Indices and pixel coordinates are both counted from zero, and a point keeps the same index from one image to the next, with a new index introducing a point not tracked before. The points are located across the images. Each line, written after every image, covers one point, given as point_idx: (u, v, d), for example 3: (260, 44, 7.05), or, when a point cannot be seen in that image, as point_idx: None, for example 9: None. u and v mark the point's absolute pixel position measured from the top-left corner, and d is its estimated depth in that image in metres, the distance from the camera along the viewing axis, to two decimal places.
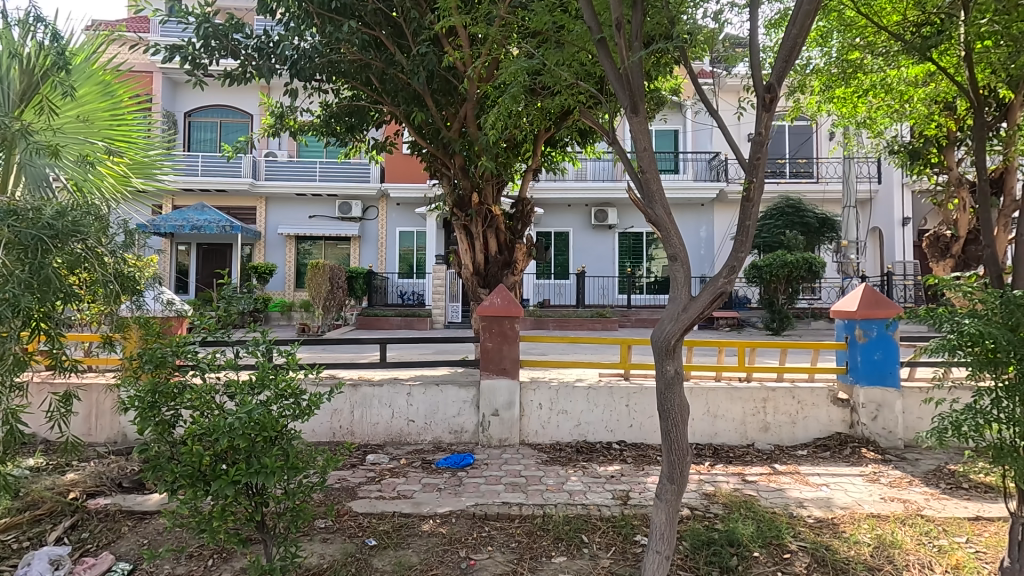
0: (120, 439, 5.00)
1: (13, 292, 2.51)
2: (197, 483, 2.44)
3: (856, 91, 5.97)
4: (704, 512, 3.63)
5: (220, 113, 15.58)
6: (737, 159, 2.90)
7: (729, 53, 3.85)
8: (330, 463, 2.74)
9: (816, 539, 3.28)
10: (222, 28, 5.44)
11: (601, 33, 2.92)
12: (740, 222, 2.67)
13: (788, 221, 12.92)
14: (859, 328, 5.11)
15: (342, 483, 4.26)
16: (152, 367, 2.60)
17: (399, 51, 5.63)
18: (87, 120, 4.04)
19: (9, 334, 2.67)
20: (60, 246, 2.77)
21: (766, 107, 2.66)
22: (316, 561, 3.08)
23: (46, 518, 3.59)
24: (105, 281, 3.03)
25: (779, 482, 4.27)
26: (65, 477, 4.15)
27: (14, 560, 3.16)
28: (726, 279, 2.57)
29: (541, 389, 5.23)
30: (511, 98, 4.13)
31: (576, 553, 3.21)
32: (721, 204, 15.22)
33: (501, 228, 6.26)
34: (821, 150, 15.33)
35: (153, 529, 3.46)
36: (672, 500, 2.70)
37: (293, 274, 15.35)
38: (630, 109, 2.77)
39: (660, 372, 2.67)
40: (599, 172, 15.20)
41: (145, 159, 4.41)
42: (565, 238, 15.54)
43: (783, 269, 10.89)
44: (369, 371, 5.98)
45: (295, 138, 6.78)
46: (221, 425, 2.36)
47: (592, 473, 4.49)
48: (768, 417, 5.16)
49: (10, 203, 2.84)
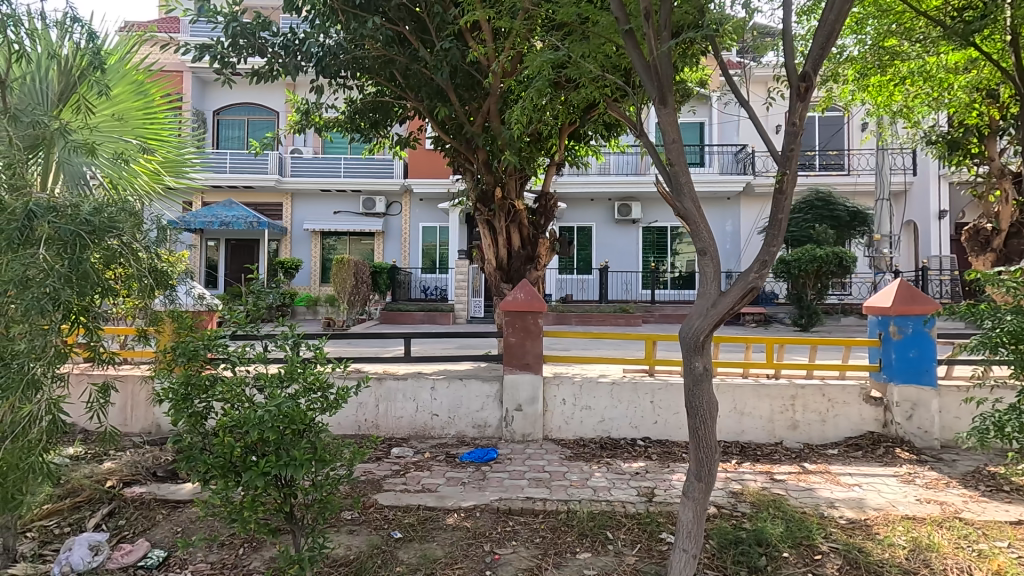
0: (154, 429, 5.13)
1: (53, 286, 2.62)
2: (229, 473, 2.51)
3: (893, 79, 5.74)
4: (731, 511, 3.58)
5: (247, 110, 15.86)
6: (768, 150, 2.82)
7: (758, 42, 3.76)
8: (356, 457, 2.77)
9: (849, 541, 3.20)
10: (249, 26, 5.50)
11: (627, 24, 2.83)
12: (771, 215, 2.61)
13: (817, 214, 12.59)
14: (893, 325, 4.96)
15: (368, 476, 4.31)
16: (185, 360, 2.69)
17: (422, 47, 5.64)
18: (121, 118, 4.14)
19: (49, 327, 2.77)
20: (97, 242, 2.83)
21: (801, 96, 2.58)
22: (343, 552, 3.13)
23: (86, 505, 3.72)
24: (140, 276, 3.09)
25: (809, 481, 4.18)
26: (103, 466, 4.29)
27: (56, 545, 3.29)
28: (757, 274, 2.51)
29: (564, 385, 5.21)
30: (535, 91, 4.09)
31: (600, 549, 3.19)
32: (747, 196, 14.89)
33: (524, 222, 6.26)
34: (852, 141, 14.90)
35: (187, 517, 3.55)
36: (700, 498, 2.67)
37: (318, 270, 15.59)
38: (658, 100, 2.70)
39: (689, 368, 2.64)
40: (624, 165, 15.14)
41: (177, 157, 4.55)
42: (588, 234, 15.39)
43: (812, 264, 10.65)
44: (394, 366, 6.02)
45: (320, 134, 6.82)
46: (251, 418, 2.43)
47: (617, 470, 4.46)
48: (798, 415, 5.04)
49: (49, 200, 2.92)
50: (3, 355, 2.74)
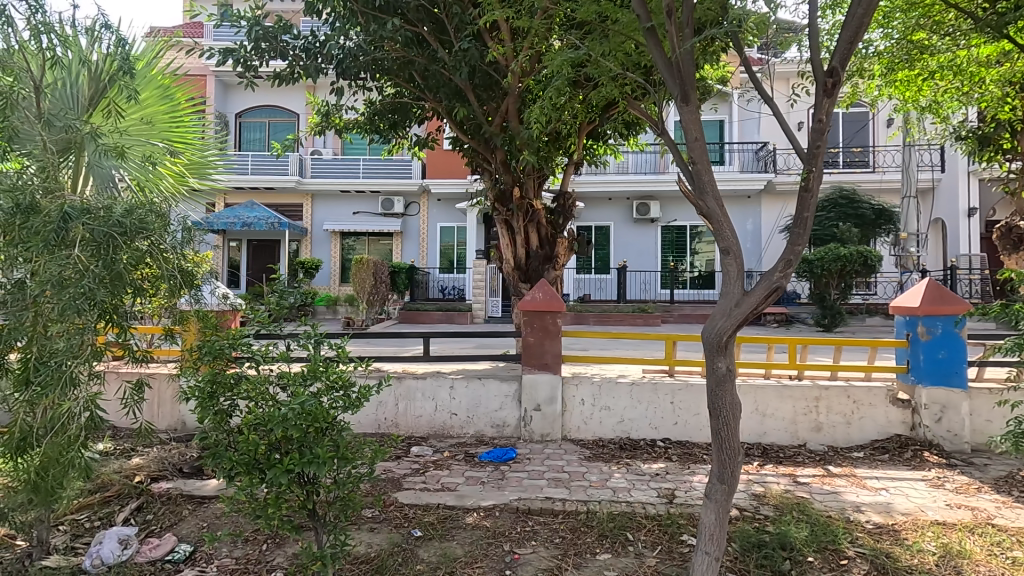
0: (179, 426, 5.24)
1: (89, 285, 2.71)
2: (253, 470, 2.54)
3: (921, 73, 5.65)
4: (754, 513, 3.53)
5: (269, 112, 16.10)
6: (793, 148, 2.77)
7: (781, 38, 3.72)
8: (378, 455, 2.79)
9: (876, 546, 3.13)
10: (272, 30, 5.61)
11: (649, 21, 2.80)
12: (797, 214, 2.56)
13: (841, 212, 12.35)
14: (922, 325, 4.85)
15: (388, 474, 4.35)
16: (210, 358, 2.73)
17: (441, 47, 5.66)
18: (149, 122, 4.20)
19: (85, 325, 2.87)
20: (129, 243, 2.91)
21: (827, 93, 2.53)
22: (364, 549, 3.16)
23: (115, 500, 3.82)
24: (169, 275, 3.15)
25: (834, 485, 4.11)
26: (131, 461, 4.40)
27: (88, 538, 3.38)
28: (782, 273, 2.47)
29: (583, 385, 5.19)
30: (555, 90, 4.08)
31: (621, 550, 3.18)
32: (768, 195, 14.67)
33: (542, 221, 6.25)
34: (878, 137, 14.59)
35: (212, 513, 3.62)
36: (723, 500, 2.64)
37: (338, 270, 15.76)
38: (680, 98, 2.68)
39: (711, 369, 2.61)
40: (642, 164, 15.03)
41: (201, 159, 4.65)
42: (606, 233, 15.31)
43: (836, 264, 10.41)
44: (413, 365, 6.05)
45: (340, 135, 6.89)
46: (275, 416, 2.47)
47: (636, 471, 4.43)
48: (822, 417, 4.95)
49: (82, 202, 2.99)
50: (43, 354, 2.86)
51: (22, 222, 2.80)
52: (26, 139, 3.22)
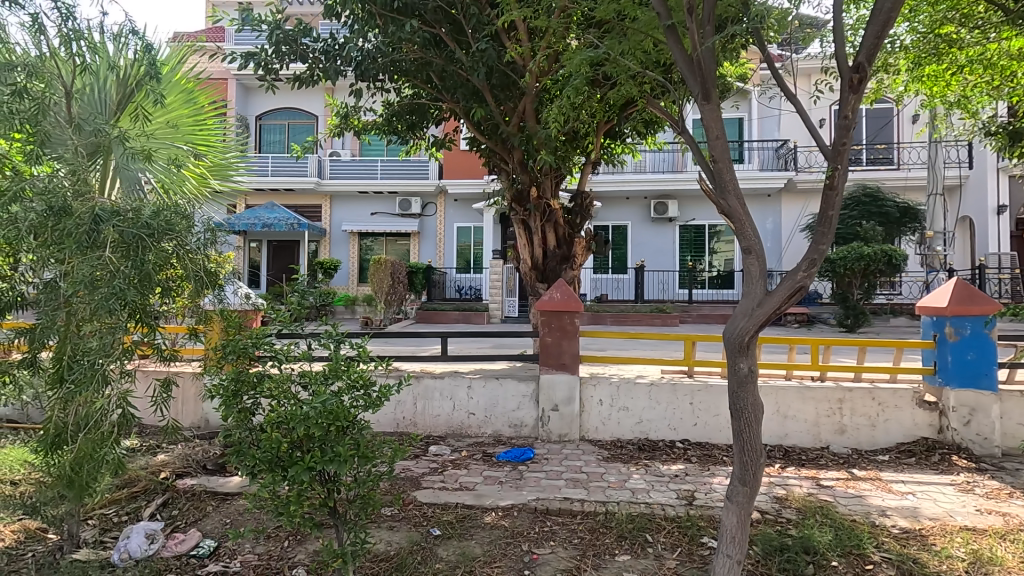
0: (203, 424, 5.35)
1: (121, 286, 2.78)
2: (275, 468, 2.57)
3: (949, 67, 5.51)
4: (776, 516, 3.48)
5: (288, 115, 16.31)
6: (818, 145, 2.73)
7: (803, 34, 3.65)
8: (397, 453, 2.81)
9: (902, 551, 3.06)
10: (291, 33, 5.67)
11: (669, 19, 2.77)
12: (821, 212, 2.52)
13: (864, 211, 12.10)
14: (949, 325, 4.73)
15: (407, 473, 4.38)
16: (234, 357, 2.81)
17: (458, 48, 5.68)
18: (175, 125, 4.29)
19: (117, 324, 2.92)
20: (156, 244, 2.98)
21: (853, 88, 2.49)
22: (383, 547, 3.18)
23: (142, 495, 3.91)
24: (194, 276, 3.20)
25: (858, 488, 4.03)
26: (157, 458, 4.50)
27: (115, 532, 3.46)
28: (805, 273, 2.43)
29: (601, 385, 5.17)
30: (573, 89, 4.07)
31: (640, 552, 3.15)
32: (788, 193, 14.44)
33: (560, 221, 6.23)
34: (903, 134, 14.28)
35: (235, 509, 3.68)
36: (744, 502, 2.61)
37: (356, 270, 15.91)
38: (700, 97, 2.65)
39: (733, 370, 2.58)
40: (660, 163, 14.91)
41: (223, 161, 4.73)
42: (624, 233, 15.24)
43: (859, 263, 10.21)
44: (431, 365, 6.08)
45: (358, 137, 6.94)
46: (297, 414, 2.50)
47: (655, 472, 4.40)
48: (845, 419, 4.86)
49: (112, 205, 3.05)
50: (76, 352, 2.91)
51: (55, 224, 2.87)
52: (58, 143, 3.29)
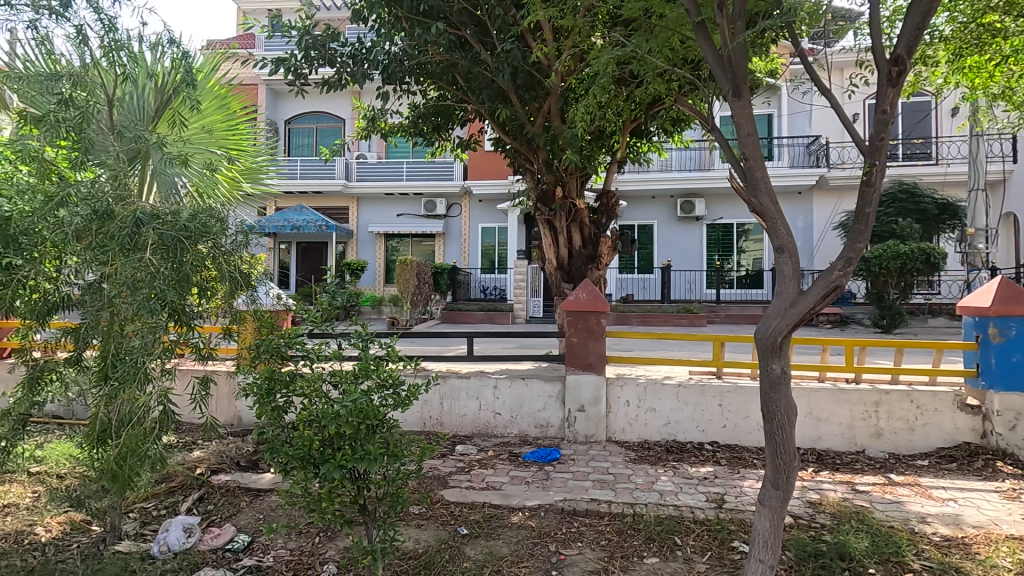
0: (236, 421, 5.49)
1: (162, 287, 2.88)
2: (308, 465, 2.62)
3: (992, 58, 5.30)
4: (809, 521, 3.40)
5: (316, 119, 16.61)
6: (854, 140, 2.65)
7: (837, 27, 3.56)
8: (425, 452, 2.83)
9: (944, 559, 2.96)
10: (320, 38, 5.77)
11: (699, 15, 2.73)
12: (858, 209, 2.45)
13: (900, 208, 11.73)
14: (993, 326, 4.56)
15: (434, 472, 4.42)
16: (268, 356, 2.91)
17: (484, 49, 5.71)
18: (209, 130, 4.52)
19: (157, 324, 2.99)
20: (193, 246, 3.07)
21: (892, 82, 2.42)
22: (411, 545, 3.22)
23: (179, 490, 4.03)
24: (229, 278, 3.31)
25: (896, 494, 3.91)
26: (193, 454, 4.64)
27: (155, 525, 3.58)
28: (841, 272, 2.37)
29: (628, 386, 5.13)
30: (599, 88, 4.04)
31: (669, 555, 3.12)
32: (820, 190, 14.08)
33: (586, 221, 6.20)
34: (942, 128, 13.80)
35: (267, 505, 3.77)
36: (777, 506, 2.56)
37: (382, 270, 16.11)
38: (731, 94, 2.61)
39: (765, 371, 2.54)
40: (686, 161, 14.71)
41: (253, 164, 5.00)
42: (650, 232, 15.09)
43: (895, 262, 9.91)
44: (457, 364, 6.12)
45: (385, 139, 7.02)
46: (329, 412, 2.54)
47: (684, 474, 4.34)
48: (881, 422, 4.72)
49: (151, 208, 3.16)
50: (120, 351, 3.01)
51: (99, 227, 2.99)
52: (100, 150, 3.32)
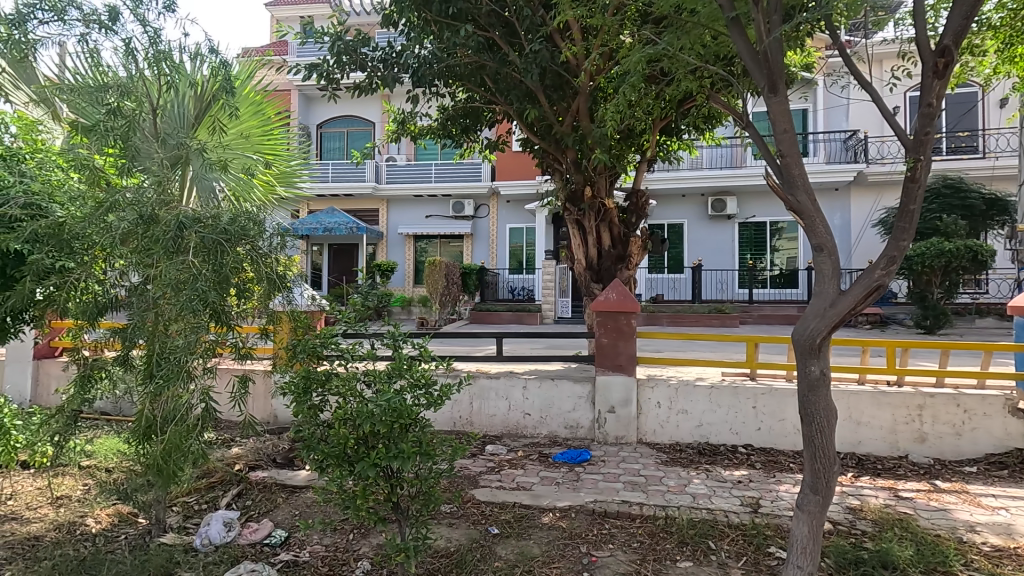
0: (273, 419, 5.64)
1: (204, 288, 2.99)
2: (343, 463, 2.67)
3: None
4: (850, 528, 3.30)
5: (347, 123, 16.92)
6: (897, 135, 2.58)
7: (877, 18, 3.46)
8: (457, 452, 2.86)
9: (995, 570, 2.83)
10: (352, 44, 5.88)
11: (733, 11, 2.70)
12: (902, 206, 2.37)
13: (944, 203, 11.28)
14: None
15: (465, 472, 4.45)
16: (305, 356, 2.98)
17: (512, 50, 5.74)
18: (246, 136, 4.69)
19: (199, 324, 3.09)
20: (233, 247, 3.21)
21: (938, 74, 2.35)
22: (444, 544, 3.25)
23: (219, 485, 4.17)
24: (266, 280, 3.37)
25: (942, 501, 3.76)
26: (232, 451, 4.79)
27: (197, 519, 3.70)
28: (884, 271, 2.29)
29: (659, 387, 5.06)
30: (630, 87, 3.98)
31: (702, 559, 3.07)
32: (858, 187, 13.65)
33: (615, 221, 6.16)
34: (989, 120, 13.23)
35: (303, 502, 3.86)
36: (816, 512, 2.50)
37: (411, 271, 16.30)
38: (767, 90, 2.56)
39: (803, 373, 2.48)
40: (718, 159, 14.44)
41: (287, 169, 5.14)
42: (680, 231, 14.87)
43: (938, 259, 9.54)
44: (486, 365, 6.15)
45: (414, 142, 7.11)
46: (364, 411, 2.59)
47: (717, 477, 4.26)
48: (925, 426, 4.55)
49: (194, 211, 3.30)
50: (163, 349, 3.11)
51: (144, 231, 3.13)
52: (145, 158, 3.42)
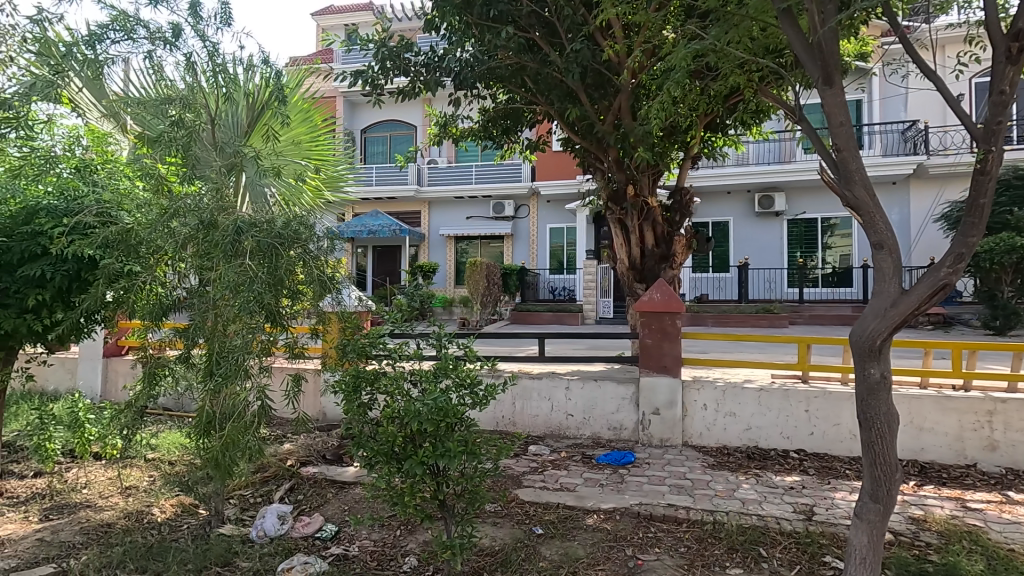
0: (322, 416, 5.83)
1: (260, 289, 3.12)
2: (392, 460, 2.74)
3: None
4: (913, 539, 3.14)
5: (390, 127, 17.28)
6: (964, 124, 2.44)
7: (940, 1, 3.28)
8: (502, 452, 2.87)
9: None
10: (395, 50, 6.00)
11: (784, 2, 2.61)
12: (971, 199, 2.24)
13: (1015, 196, 10.57)
14: None
15: (509, 471, 4.47)
16: (354, 356, 3.10)
17: (553, 50, 5.75)
18: (296, 142, 4.88)
19: (255, 324, 3.22)
20: (287, 250, 3.33)
21: (1011, 59, 2.21)
22: (489, 542, 3.27)
23: (273, 479, 4.34)
24: (316, 282, 3.48)
25: (1016, 514, 3.53)
26: (285, 447, 4.97)
27: (252, 511, 3.86)
28: (950, 269, 2.17)
29: (706, 389, 4.95)
30: (675, 84, 3.82)
31: (753, 566, 2.98)
32: (917, 180, 12.95)
33: (659, 219, 6.05)
34: None
35: (352, 497, 3.96)
36: (876, 521, 2.39)
37: (453, 272, 16.50)
38: (822, 82, 2.46)
39: (862, 376, 2.37)
40: (765, 153, 13.99)
41: (334, 173, 5.30)
42: (725, 229, 14.48)
43: (1010, 256, 8.91)
44: (528, 365, 6.16)
45: (456, 144, 7.20)
46: (411, 410, 2.64)
47: (767, 482, 4.13)
48: (997, 434, 4.27)
49: (249, 216, 3.43)
50: (223, 349, 3.28)
51: (205, 235, 3.27)
52: (203, 165, 3.62)
